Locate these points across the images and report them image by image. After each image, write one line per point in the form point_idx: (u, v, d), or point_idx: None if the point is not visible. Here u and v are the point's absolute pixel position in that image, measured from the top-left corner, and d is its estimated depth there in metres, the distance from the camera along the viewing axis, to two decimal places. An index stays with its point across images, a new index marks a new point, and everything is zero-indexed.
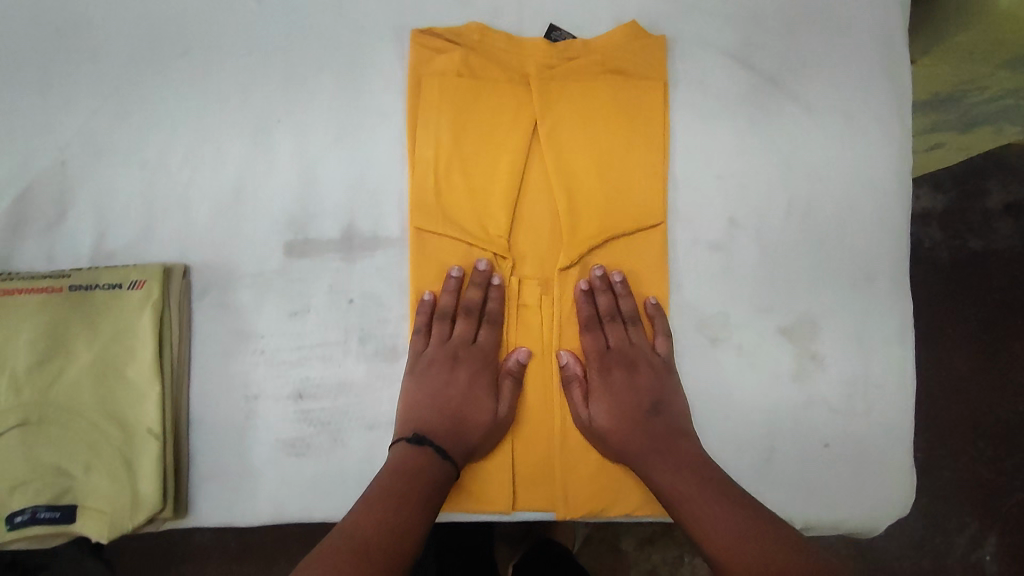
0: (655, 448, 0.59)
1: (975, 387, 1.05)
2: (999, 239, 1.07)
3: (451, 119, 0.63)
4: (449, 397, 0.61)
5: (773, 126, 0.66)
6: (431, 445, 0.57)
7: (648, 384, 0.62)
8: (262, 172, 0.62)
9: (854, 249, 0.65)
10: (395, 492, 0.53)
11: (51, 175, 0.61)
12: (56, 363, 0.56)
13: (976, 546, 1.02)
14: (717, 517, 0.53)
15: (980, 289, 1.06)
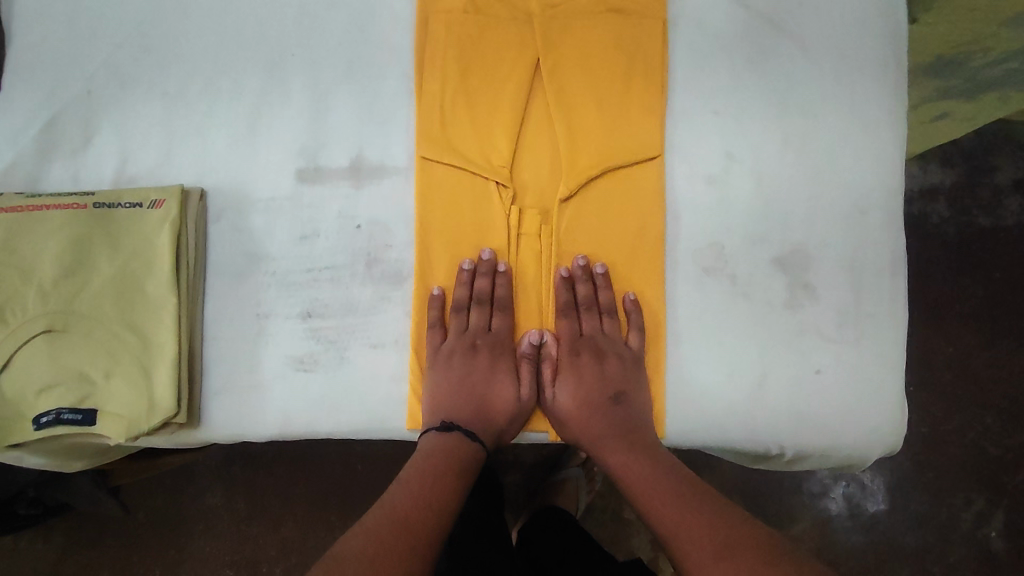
0: (614, 434, 0.61)
1: (988, 363, 1.13)
2: (1010, 214, 1.17)
3: (456, 54, 0.66)
4: (473, 382, 0.63)
5: (769, 64, 0.68)
6: (461, 429, 0.61)
7: (610, 374, 0.64)
8: (277, 103, 0.65)
9: (846, 183, 0.67)
10: (433, 469, 0.58)
11: (78, 103, 0.65)
12: (80, 276, 0.60)
13: (982, 523, 1.09)
14: (665, 504, 0.56)
15: (990, 264, 1.16)
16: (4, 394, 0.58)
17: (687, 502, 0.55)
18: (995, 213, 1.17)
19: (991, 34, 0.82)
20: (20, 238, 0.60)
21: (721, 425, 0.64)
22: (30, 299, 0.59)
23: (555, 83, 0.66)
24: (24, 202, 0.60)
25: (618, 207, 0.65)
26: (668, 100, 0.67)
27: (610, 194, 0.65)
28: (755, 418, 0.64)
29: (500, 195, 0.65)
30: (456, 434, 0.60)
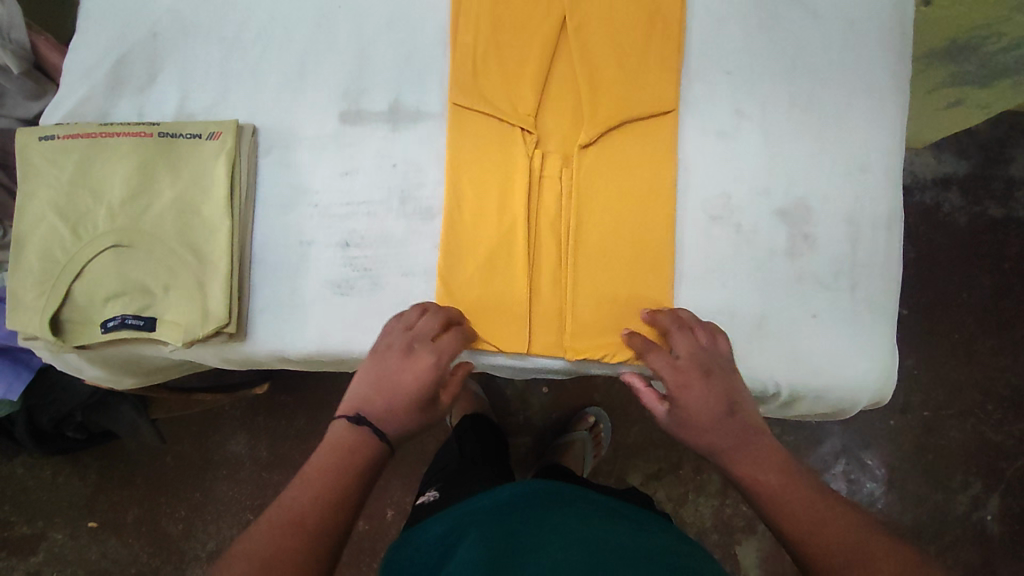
0: (734, 443, 0.56)
1: (985, 349, 1.25)
2: (1018, 206, 1.27)
3: (489, 10, 0.71)
4: (396, 381, 0.58)
5: (781, 28, 0.72)
6: (369, 426, 0.55)
7: (724, 387, 0.59)
8: (324, 51, 0.71)
9: (849, 143, 0.71)
10: (335, 469, 0.52)
11: (145, 45, 0.71)
12: (145, 198, 0.66)
13: (977, 506, 1.20)
14: (808, 514, 0.50)
15: (993, 256, 1.27)
16: (75, 300, 0.65)
17: (830, 511, 0.50)
18: (1004, 205, 1.28)
19: (1004, 19, 0.92)
20: (93, 162, 0.66)
21: None
22: (102, 217, 0.66)
23: (580, 39, 0.71)
24: (97, 130, 0.67)
25: (634, 155, 0.71)
26: (685, 59, 0.72)
27: (626, 143, 0.71)
28: (753, 355, 0.70)
29: (525, 141, 0.70)
30: (364, 429, 0.55)
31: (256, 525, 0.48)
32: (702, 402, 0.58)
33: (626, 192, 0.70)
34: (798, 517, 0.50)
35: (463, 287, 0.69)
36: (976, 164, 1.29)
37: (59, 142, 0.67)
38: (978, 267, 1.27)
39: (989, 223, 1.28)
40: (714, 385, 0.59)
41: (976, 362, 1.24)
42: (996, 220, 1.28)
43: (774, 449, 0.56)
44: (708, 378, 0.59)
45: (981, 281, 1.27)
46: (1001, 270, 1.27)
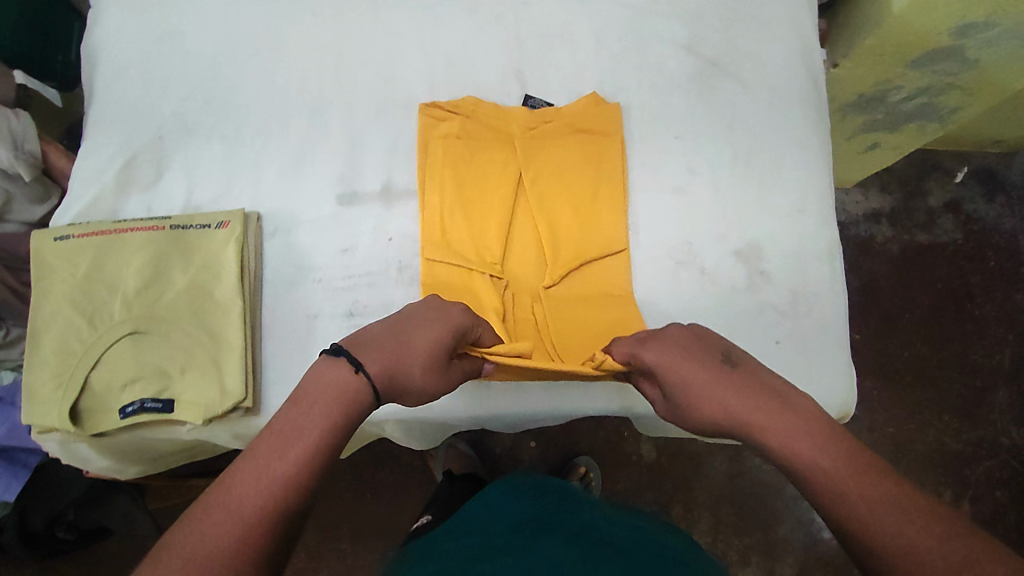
0: (767, 411, 0.55)
1: (934, 364, 1.42)
2: (942, 233, 1.49)
3: (453, 168, 0.78)
4: (405, 329, 0.60)
5: (717, 98, 0.84)
6: (347, 356, 0.56)
7: (721, 375, 0.58)
8: (319, 142, 0.79)
9: (786, 188, 0.82)
10: (304, 438, 0.52)
11: (151, 147, 0.77)
12: (159, 287, 0.71)
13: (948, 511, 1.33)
14: (874, 508, 0.47)
15: (927, 279, 1.46)
16: (92, 389, 0.68)
17: (853, 468, 0.50)
18: (929, 233, 1.49)
19: (898, 75, 1.16)
20: (107, 258, 0.71)
21: None
22: (117, 308, 0.70)
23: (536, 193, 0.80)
24: (112, 227, 0.72)
25: (597, 289, 0.78)
26: (633, 127, 0.84)
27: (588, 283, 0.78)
28: None
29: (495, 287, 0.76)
30: (358, 378, 0.55)
31: (224, 493, 0.48)
32: (690, 373, 0.58)
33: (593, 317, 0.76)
34: (826, 482, 0.50)
35: None
36: (900, 200, 1.52)
37: (74, 240, 0.71)
38: (919, 291, 1.46)
39: (920, 250, 1.49)
40: (699, 350, 0.60)
41: (929, 378, 1.41)
42: (923, 247, 1.49)
43: (815, 417, 0.54)
44: (689, 348, 0.60)
45: (921, 302, 1.45)
46: (938, 291, 1.47)
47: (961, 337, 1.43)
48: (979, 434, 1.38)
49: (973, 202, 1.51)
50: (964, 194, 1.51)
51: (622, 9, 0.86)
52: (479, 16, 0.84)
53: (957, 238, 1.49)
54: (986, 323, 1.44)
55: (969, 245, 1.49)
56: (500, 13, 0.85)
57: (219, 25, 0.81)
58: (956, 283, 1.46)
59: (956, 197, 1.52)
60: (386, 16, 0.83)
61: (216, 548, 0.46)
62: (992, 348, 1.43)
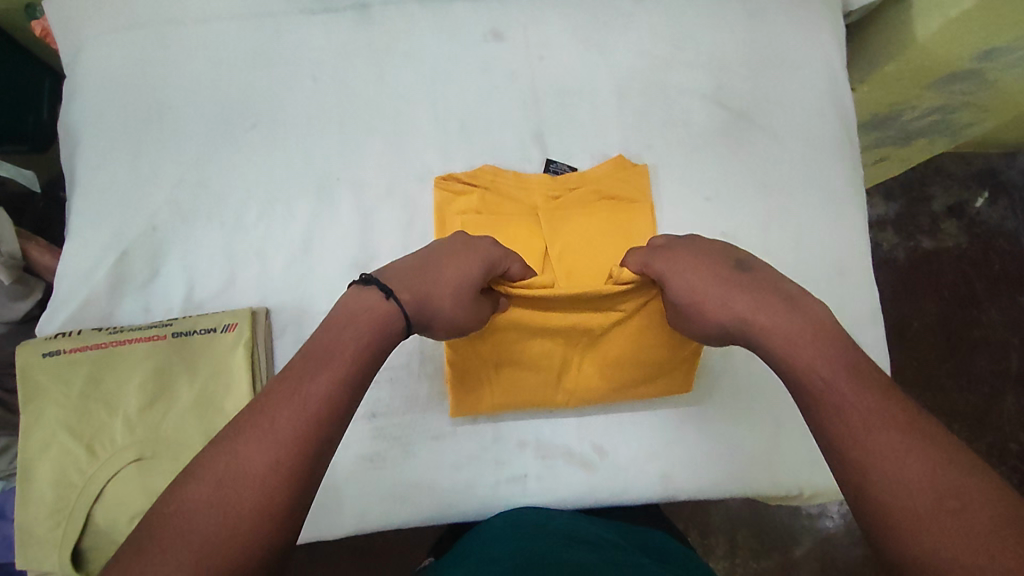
0: (783, 309, 0.53)
1: (941, 371, 1.39)
2: (944, 238, 1.45)
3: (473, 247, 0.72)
4: (437, 262, 0.58)
5: (748, 154, 0.80)
6: (378, 287, 0.53)
7: (743, 295, 0.54)
8: (327, 224, 0.73)
9: (824, 250, 0.78)
10: (344, 357, 0.47)
11: (144, 240, 0.70)
12: (162, 403, 0.65)
13: None
14: (869, 421, 0.43)
15: (932, 286, 1.42)
16: (97, 523, 0.62)
17: (873, 410, 0.43)
18: (933, 239, 1.45)
19: (915, 96, 1.08)
20: (104, 374, 0.64)
21: (749, 479, 0.73)
22: (119, 430, 0.63)
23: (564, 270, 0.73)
24: (107, 339, 0.65)
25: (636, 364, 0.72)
26: (663, 190, 0.78)
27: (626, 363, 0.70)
28: (777, 468, 0.73)
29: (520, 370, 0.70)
30: (389, 305, 0.52)
31: (260, 413, 0.43)
32: (687, 278, 0.57)
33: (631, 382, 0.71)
34: (839, 416, 0.44)
35: (493, 445, 0.71)
36: (904, 206, 1.46)
37: (66, 357, 0.64)
38: (925, 299, 1.42)
39: (926, 256, 1.44)
40: (709, 257, 0.58)
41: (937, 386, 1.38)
42: (927, 253, 1.44)
43: (823, 320, 0.51)
44: (691, 253, 0.59)
45: (926, 309, 1.42)
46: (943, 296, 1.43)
47: (968, 344, 1.40)
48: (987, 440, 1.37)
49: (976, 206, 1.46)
50: (967, 197, 1.46)
51: (645, 60, 0.80)
52: (493, 74, 0.78)
53: (961, 242, 1.44)
54: (994, 328, 1.41)
55: (973, 248, 1.44)
56: (514, 69, 0.79)
57: (210, 98, 0.74)
58: (962, 287, 1.42)
59: (959, 201, 1.47)
60: (392, 79, 0.77)
61: (252, 474, 0.40)
62: (999, 352, 1.40)
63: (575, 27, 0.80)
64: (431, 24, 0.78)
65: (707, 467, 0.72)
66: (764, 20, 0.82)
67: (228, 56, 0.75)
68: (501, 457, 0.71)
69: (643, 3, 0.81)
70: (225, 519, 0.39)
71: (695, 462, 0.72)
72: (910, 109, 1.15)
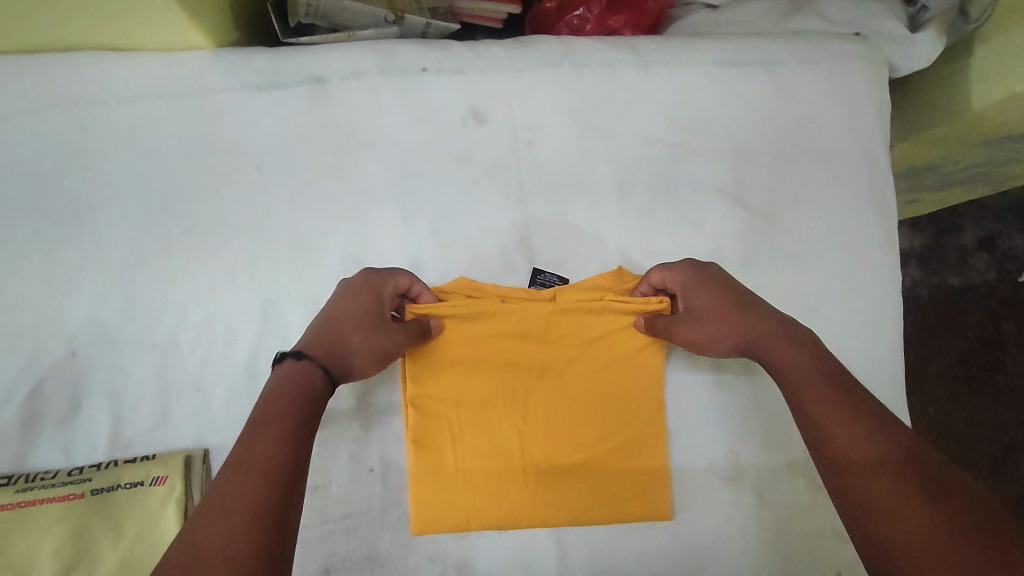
0: (785, 347, 0.52)
1: (962, 420, 1.19)
2: (974, 274, 1.21)
3: (448, 376, 0.63)
4: (345, 310, 0.55)
5: (768, 263, 0.69)
6: (291, 357, 0.49)
7: (740, 308, 0.57)
8: (275, 345, 0.63)
9: (853, 375, 0.68)
10: (293, 393, 0.46)
11: (63, 367, 0.61)
12: (79, 571, 0.55)
13: None
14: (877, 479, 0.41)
15: (957, 325, 1.21)
16: None
17: (849, 424, 0.45)
18: (960, 275, 1.22)
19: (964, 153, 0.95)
20: (12, 538, 0.55)
21: None
22: None
23: (552, 393, 0.65)
24: (15, 497, 0.57)
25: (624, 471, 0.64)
26: None
27: (618, 489, 0.64)
28: None
29: (502, 505, 0.63)
30: (306, 364, 0.49)
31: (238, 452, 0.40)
32: (711, 299, 0.58)
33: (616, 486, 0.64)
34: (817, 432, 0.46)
35: None
36: (929, 239, 1.24)
37: None
38: (940, 342, 1.22)
39: (950, 295, 1.22)
40: (717, 281, 0.59)
41: (947, 434, 1.19)
42: (954, 291, 1.22)
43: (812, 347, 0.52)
44: (705, 274, 0.60)
45: (948, 350, 1.21)
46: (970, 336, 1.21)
47: (987, 392, 1.19)
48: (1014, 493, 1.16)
49: (1013, 239, 1.20)
50: (1002, 229, 1.20)
51: (651, 148, 0.69)
52: (473, 164, 0.67)
53: (993, 280, 1.21)
54: (1022, 374, 1.18)
55: (1005, 286, 1.20)
56: (498, 158, 0.67)
57: (139, 197, 0.64)
58: (991, 326, 1.20)
59: (993, 233, 1.21)
60: (355, 170, 0.66)
61: (234, 501, 0.37)
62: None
63: (571, 106, 0.68)
64: (399, 102, 0.67)
65: None
66: (793, 101, 0.71)
67: (162, 145, 0.64)
68: None
69: (652, 77, 0.69)
70: (236, 533, 0.35)
71: None
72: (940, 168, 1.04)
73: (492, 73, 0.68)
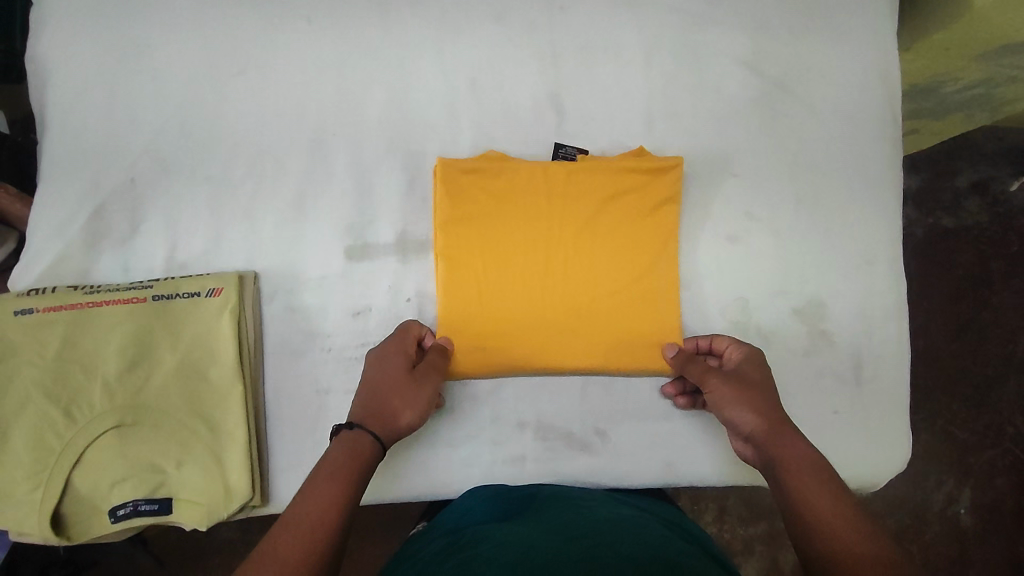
0: (795, 440, 0.55)
1: (950, 351, 1.16)
2: (966, 217, 1.19)
3: (476, 236, 0.68)
4: (383, 370, 0.60)
5: (779, 129, 0.74)
6: (345, 434, 0.55)
7: (773, 396, 0.60)
8: (321, 183, 0.68)
9: (854, 236, 0.74)
10: (346, 470, 0.52)
11: (123, 192, 0.66)
12: (144, 369, 0.61)
13: (951, 501, 1.13)
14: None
15: (948, 265, 1.18)
16: (76, 490, 0.59)
17: (830, 499, 0.49)
18: (954, 216, 1.19)
19: (963, 67, 0.95)
20: (82, 335, 0.60)
21: (755, 472, 0.70)
22: (98, 395, 0.60)
23: (574, 251, 0.69)
24: (81, 299, 0.61)
25: (642, 329, 0.69)
26: (689, 163, 0.73)
27: (638, 333, 0.69)
28: None
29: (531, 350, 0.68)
30: (355, 438, 0.54)
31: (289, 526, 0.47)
32: (752, 379, 0.61)
33: (633, 340, 0.69)
34: (793, 495, 0.51)
35: (491, 427, 0.68)
36: (926, 180, 1.21)
37: (39, 315, 0.60)
38: (932, 280, 1.18)
39: (942, 236, 1.20)
40: (757, 370, 0.62)
41: (933, 362, 1.16)
42: (947, 233, 1.19)
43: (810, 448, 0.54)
44: (753, 361, 0.63)
45: (941, 287, 1.18)
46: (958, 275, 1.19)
47: (974, 328, 1.16)
48: (989, 423, 1.15)
49: (1002, 183, 1.19)
50: (993, 173, 1.19)
51: (677, 16, 0.73)
52: (508, 24, 0.71)
53: (984, 222, 1.19)
54: (1009, 313, 1.17)
55: (993, 228, 1.19)
56: (531, 20, 0.71)
57: (195, 38, 0.67)
58: (980, 266, 1.18)
59: (985, 177, 1.20)
60: (398, 26, 0.69)
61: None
62: (1008, 336, 1.16)
63: None
64: None
65: (712, 458, 0.69)
66: None
67: None
68: (499, 438, 0.68)
69: None
70: None
71: (700, 453, 0.69)
72: (925, 109, 1.08)
73: None
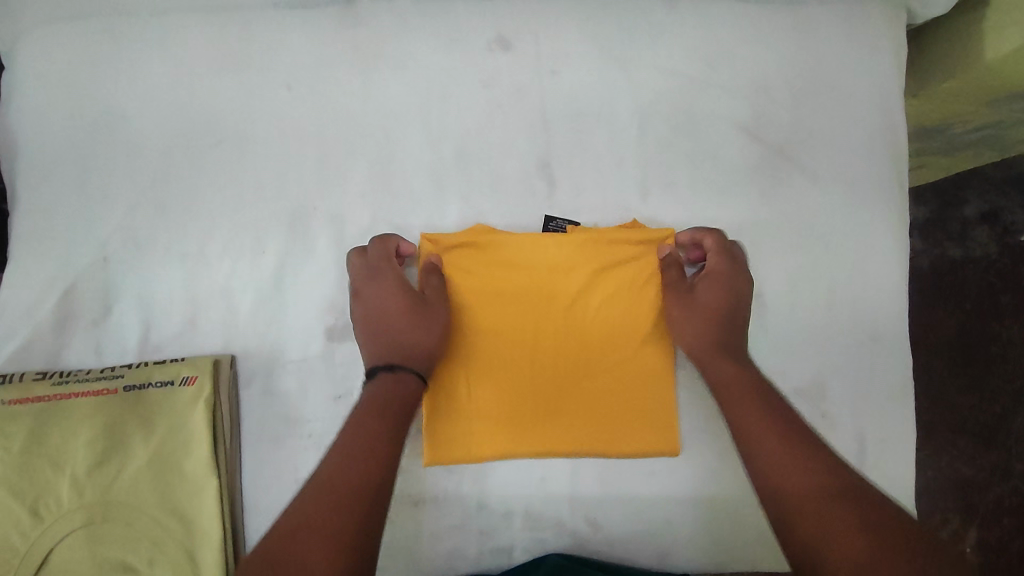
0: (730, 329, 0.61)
1: (955, 385, 1.09)
2: (974, 248, 1.11)
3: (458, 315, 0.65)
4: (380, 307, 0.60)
5: (780, 198, 0.70)
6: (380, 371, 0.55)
7: (735, 282, 0.63)
8: (301, 260, 0.65)
9: (859, 311, 0.70)
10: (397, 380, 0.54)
11: (95, 271, 0.63)
12: (114, 462, 0.59)
13: (956, 540, 1.05)
14: (761, 442, 0.49)
15: (955, 295, 1.10)
16: None
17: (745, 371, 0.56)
18: (961, 246, 1.11)
19: (971, 112, 0.89)
20: (50, 428, 0.58)
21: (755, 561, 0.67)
22: (66, 491, 0.57)
23: (560, 330, 0.66)
24: (51, 390, 0.59)
25: (631, 415, 0.66)
26: (686, 235, 0.69)
27: (628, 419, 0.66)
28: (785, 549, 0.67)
29: (521, 434, 0.65)
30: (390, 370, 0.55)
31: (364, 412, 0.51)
32: (715, 268, 0.64)
33: (621, 426, 0.66)
34: (736, 404, 0.54)
35: (478, 515, 0.65)
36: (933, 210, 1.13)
37: (7, 408, 0.58)
38: (938, 311, 1.10)
39: (950, 267, 1.11)
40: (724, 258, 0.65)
41: (936, 396, 1.09)
42: (954, 263, 1.11)
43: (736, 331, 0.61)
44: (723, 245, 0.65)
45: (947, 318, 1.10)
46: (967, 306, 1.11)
47: (982, 362, 1.08)
48: (1001, 459, 1.06)
49: (1014, 213, 1.10)
50: (1005, 202, 1.11)
51: (673, 81, 0.70)
52: (496, 90, 0.68)
53: (993, 254, 1.11)
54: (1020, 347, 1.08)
55: (1005, 259, 1.10)
56: (521, 84, 0.68)
57: (171, 109, 0.65)
58: (988, 298, 1.10)
59: (996, 207, 1.11)
60: (381, 93, 0.67)
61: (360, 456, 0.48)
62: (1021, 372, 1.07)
63: (594, 39, 0.69)
64: (427, 27, 0.68)
65: (709, 547, 0.66)
66: (813, 40, 0.71)
67: (191, 59, 0.65)
68: (486, 526, 0.65)
69: (675, 12, 0.70)
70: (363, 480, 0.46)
71: (696, 541, 0.66)
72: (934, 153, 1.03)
73: (518, 2, 0.69)
